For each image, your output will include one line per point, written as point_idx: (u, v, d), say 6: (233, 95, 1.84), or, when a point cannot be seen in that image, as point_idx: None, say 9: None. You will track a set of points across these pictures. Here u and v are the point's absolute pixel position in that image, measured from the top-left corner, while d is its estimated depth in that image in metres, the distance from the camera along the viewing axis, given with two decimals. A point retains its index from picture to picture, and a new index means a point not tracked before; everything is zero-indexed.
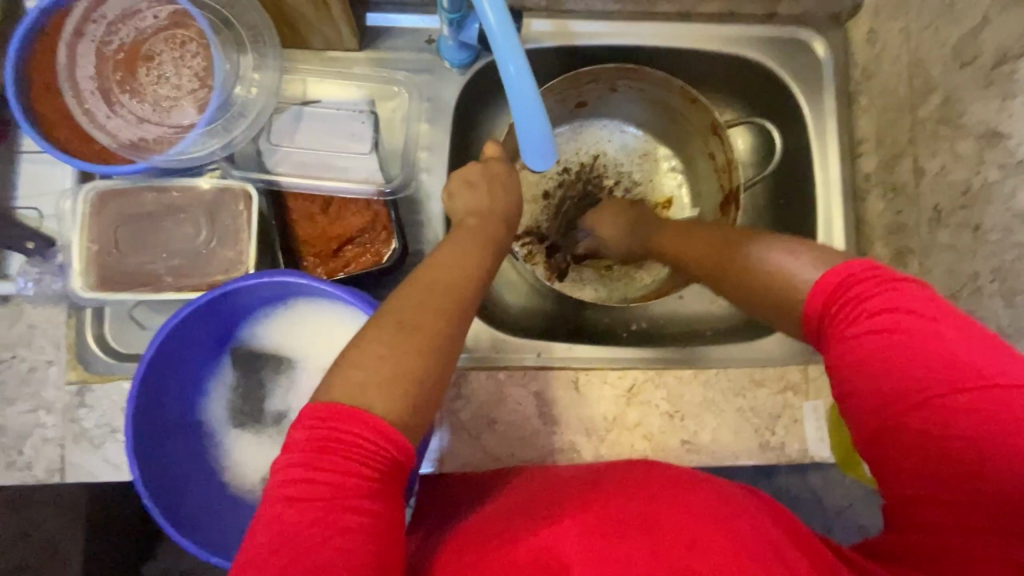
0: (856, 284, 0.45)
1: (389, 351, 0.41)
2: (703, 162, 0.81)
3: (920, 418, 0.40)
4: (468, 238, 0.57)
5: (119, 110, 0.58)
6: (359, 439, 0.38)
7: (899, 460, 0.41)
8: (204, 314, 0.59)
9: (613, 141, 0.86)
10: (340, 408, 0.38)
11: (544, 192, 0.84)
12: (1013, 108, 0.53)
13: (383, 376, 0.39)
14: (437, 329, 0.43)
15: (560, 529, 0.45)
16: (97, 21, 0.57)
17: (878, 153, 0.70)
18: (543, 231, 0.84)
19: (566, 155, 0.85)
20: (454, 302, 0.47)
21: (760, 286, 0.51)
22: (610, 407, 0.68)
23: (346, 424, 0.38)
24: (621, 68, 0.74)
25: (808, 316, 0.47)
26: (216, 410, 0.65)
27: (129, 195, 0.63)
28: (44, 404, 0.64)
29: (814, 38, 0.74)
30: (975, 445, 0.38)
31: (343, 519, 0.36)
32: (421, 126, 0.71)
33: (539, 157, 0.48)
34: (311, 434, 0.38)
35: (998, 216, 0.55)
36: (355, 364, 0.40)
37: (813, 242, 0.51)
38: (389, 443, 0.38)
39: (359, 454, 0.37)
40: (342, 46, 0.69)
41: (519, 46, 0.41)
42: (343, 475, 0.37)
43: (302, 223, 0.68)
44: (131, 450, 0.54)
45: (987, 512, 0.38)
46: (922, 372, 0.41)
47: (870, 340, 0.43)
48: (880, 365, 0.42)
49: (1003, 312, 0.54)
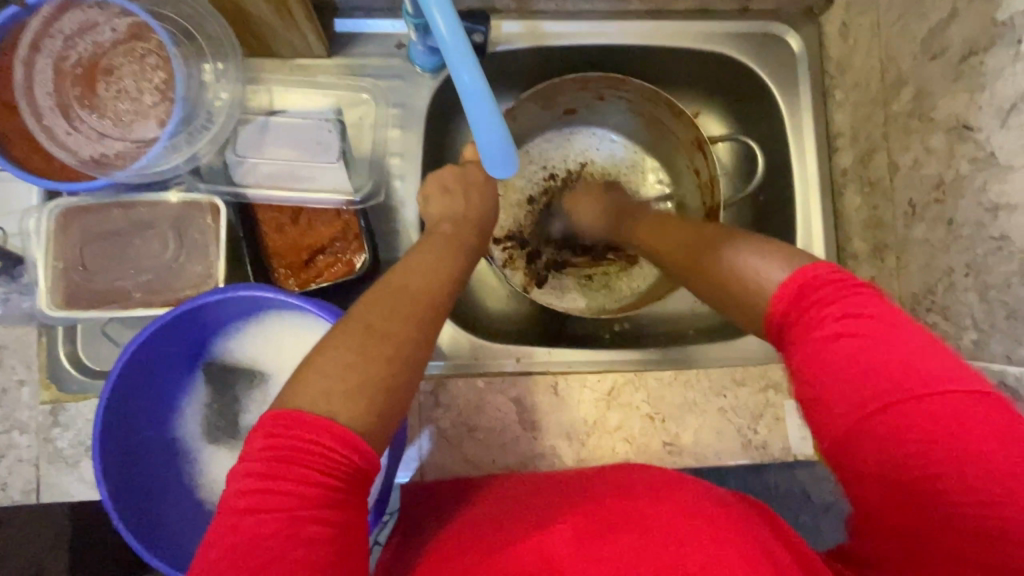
0: (820, 286, 0.44)
1: (355, 358, 0.40)
2: (688, 177, 0.81)
3: (892, 429, 0.38)
4: (446, 247, 0.56)
5: (79, 126, 0.57)
6: (318, 449, 0.36)
7: (868, 469, 0.39)
8: (172, 330, 0.58)
9: (600, 150, 0.85)
10: (300, 416, 0.37)
11: (529, 197, 0.83)
12: (982, 102, 0.53)
13: (345, 385, 0.38)
14: (406, 340, 0.42)
15: (551, 535, 0.45)
16: (54, 35, 0.56)
17: (853, 148, 0.69)
18: (525, 237, 0.83)
19: (550, 161, 0.85)
20: (426, 311, 0.46)
21: (731, 291, 0.50)
22: (590, 410, 0.67)
23: (303, 432, 0.37)
24: (607, 78, 0.74)
25: (772, 317, 0.46)
26: (190, 426, 0.64)
27: (95, 212, 0.62)
28: (17, 424, 0.63)
29: (788, 33, 0.73)
30: (950, 455, 0.37)
31: (308, 530, 0.35)
32: (391, 132, 0.70)
33: (502, 166, 0.48)
34: (271, 444, 0.36)
35: (970, 211, 0.54)
36: (321, 374, 0.39)
37: (781, 242, 0.50)
38: (353, 453, 0.37)
39: (323, 463, 0.36)
40: (309, 53, 0.68)
41: (472, 54, 0.41)
42: (305, 486, 0.36)
43: (272, 233, 0.68)
44: (99, 472, 0.53)
45: (968, 524, 0.37)
46: (892, 381, 0.39)
47: (836, 345, 0.41)
48: (844, 371, 0.40)
49: (978, 307, 0.53)
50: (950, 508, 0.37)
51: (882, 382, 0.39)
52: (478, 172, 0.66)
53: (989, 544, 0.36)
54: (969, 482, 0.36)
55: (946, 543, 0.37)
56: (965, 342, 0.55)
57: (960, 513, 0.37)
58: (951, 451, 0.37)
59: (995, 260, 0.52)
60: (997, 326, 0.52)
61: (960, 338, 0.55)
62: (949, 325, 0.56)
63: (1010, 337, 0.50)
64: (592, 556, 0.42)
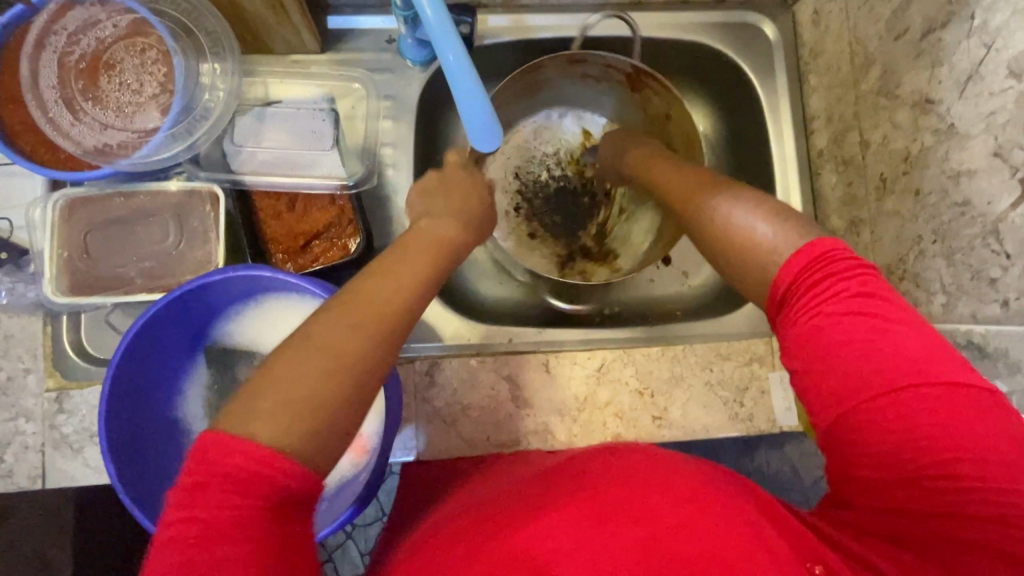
0: (839, 262, 0.45)
1: (325, 364, 0.35)
2: (581, 86, 0.82)
3: (896, 407, 0.40)
4: (421, 246, 0.51)
5: (83, 118, 0.59)
6: (238, 473, 0.32)
7: (872, 445, 0.41)
8: (176, 313, 0.61)
9: (522, 153, 0.86)
10: (226, 438, 0.33)
11: (531, 233, 0.85)
12: (941, 76, 0.55)
13: (308, 399, 0.34)
14: (378, 334, 0.38)
15: (547, 524, 0.43)
16: (58, 32, 0.58)
17: (828, 129, 0.72)
18: (568, 250, 0.85)
19: (505, 190, 0.85)
20: (404, 301, 0.42)
21: (728, 248, 0.52)
22: (580, 387, 0.69)
23: (229, 457, 0.32)
24: (499, 91, 0.75)
25: (788, 282, 0.46)
26: (192, 408, 0.67)
27: (99, 201, 0.65)
28: (23, 412, 0.65)
29: (763, 21, 0.76)
30: (947, 433, 0.40)
31: (221, 558, 0.32)
32: (383, 123, 0.73)
33: (487, 140, 0.51)
34: (192, 469, 0.32)
35: (935, 179, 0.56)
36: (279, 384, 0.34)
37: (766, 194, 0.52)
38: (279, 474, 0.33)
39: (247, 486, 0.32)
40: (302, 49, 0.71)
41: (457, 36, 0.44)
42: (224, 511, 0.32)
43: (270, 220, 0.70)
44: (105, 450, 0.55)
45: (960, 498, 0.39)
46: (902, 364, 0.41)
47: (844, 326, 0.43)
48: (855, 349, 0.42)
49: (945, 272, 0.56)
50: (944, 484, 0.40)
51: (897, 363, 0.41)
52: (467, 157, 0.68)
53: (976, 519, 0.39)
54: (959, 457, 0.39)
55: (939, 518, 0.40)
56: (935, 306, 0.57)
57: (956, 493, 0.39)
58: (948, 430, 0.40)
59: (959, 225, 0.54)
60: (964, 289, 0.54)
61: (931, 303, 0.58)
62: (920, 291, 0.59)
63: (975, 297, 0.53)
64: (595, 541, 0.41)
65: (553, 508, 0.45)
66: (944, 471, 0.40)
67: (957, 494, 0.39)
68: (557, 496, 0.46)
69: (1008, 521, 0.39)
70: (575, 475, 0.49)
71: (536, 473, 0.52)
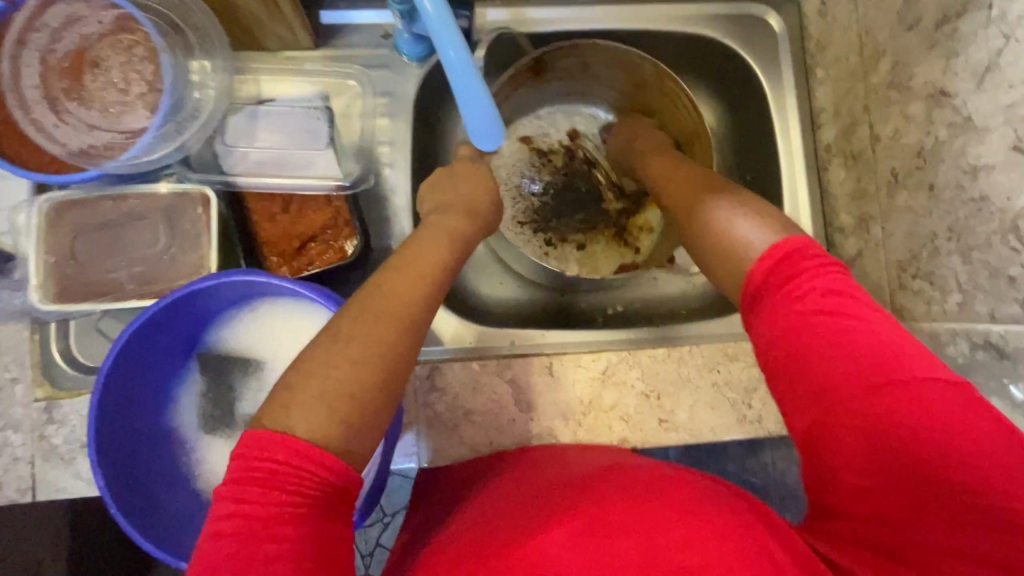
0: (804, 261, 0.45)
1: (359, 353, 0.38)
2: (538, 83, 0.80)
3: (872, 408, 0.39)
4: (440, 235, 0.52)
5: (67, 118, 0.57)
6: (276, 467, 0.34)
7: (852, 450, 0.40)
8: (167, 319, 0.58)
9: (512, 176, 0.83)
10: (265, 436, 0.35)
11: (579, 245, 0.83)
12: (956, 67, 0.54)
13: (348, 386, 0.36)
14: (404, 323, 0.41)
15: (544, 539, 0.43)
16: (40, 29, 0.56)
17: (836, 123, 0.70)
18: (619, 228, 0.83)
19: (523, 221, 0.82)
20: (425, 292, 0.44)
21: (710, 247, 0.51)
22: (585, 390, 0.68)
23: (268, 454, 0.34)
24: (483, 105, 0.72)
25: (753, 280, 0.46)
26: (186, 417, 0.64)
27: (86, 205, 0.62)
28: (11, 422, 0.62)
29: (768, 13, 0.74)
30: (928, 434, 0.38)
31: (263, 553, 0.33)
32: (380, 121, 0.71)
33: (488, 139, 0.49)
34: (236, 465, 0.34)
35: (950, 174, 0.55)
36: (317, 376, 0.36)
37: (757, 197, 0.52)
38: (318, 467, 0.35)
39: (284, 481, 0.34)
40: (295, 44, 0.69)
41: (457, 30, 0.42)
42: (264, 505, 0.34)
43: (263, 223, 0.68)
44: (95, 463, 0.53)
45: (943, 501, 0.38)
46: (875, 364, 0.40)
47: (818, 325, 0.42)
48: (827, 350, 0.41)
49: (961, 269, 0.54)
50: (926, 488, 0.38)
51: (869, 364, 0.40)
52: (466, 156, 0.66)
53: (961, 523, 0.38)
54: (936, 457, 0.38)
55: (923, 523, 0.38)
56: (950, 305, 0.56)
57: (935, 493, 0.38)
58: (929, 432, 0.38)
59: (976, 221, 0.52)
60: (982, 287, 0.52)
61: (946, 301, 0.56)
62: (935, 289, 0.57)
63: (993, 296, 0.52)
64: (598, 559, 0.41)
65: (551, 520, 0.45)
66: (925, 473, 0.38)
67: (940, 498, 0.38)
68: (552, 509, 0.46)
69: (995, 526, 0.37)
70: (574, 487, 0.48)
71: (540, 484, 0.51)
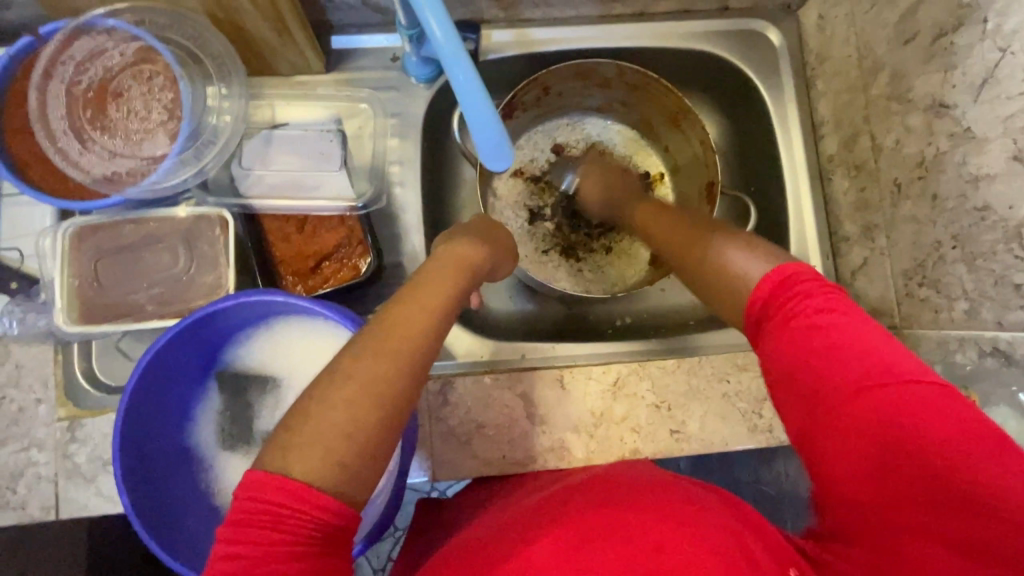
0: (798, 284, 0.46)
1: (355, 393, 0.38)
2: (522, 118, 0.82)
3: (861, 412, 0.40)
4: (448, 270, 0.53)
5: (91, 146, 0.60)
6: (275, 512, 0.35)
7: (845, 457, 0.40)
8: (186, 341, 0.60)
9: (514, 204, 0.84)
10: (266, 480, 0.35)
11: (606, 246, 0.85)
12: (955, 80, 0.55)
13: (343, 426, 0.37)
14: (401, 359, 0.41)
15: (536, 551, 0.42)
16: (66, 62, 0.59)
17: (837, 134, 0.71)
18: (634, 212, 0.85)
19: (542, 242, 0.84)
20: (428, 324, 0.44)
21: (714, 286, 0.53)
22: (596, 402, 0.68)
23: (266, 496, 0.35)
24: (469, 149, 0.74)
25: (753, 305, 0.48)
26: (205, 435, 0.66)
27: (108, 229, 0.65)
28: (35, 442, 0.64)
29: (766, 28, 0.76)
30: (919, 438, 0.39)
31: None
32: (390, 141, 0.73)
33: (500, 160, 0.51)
34: (237, 507, 0.35)
35: (952, 184, 0.56)
36: (317, 416, 0.37)
37: (758, 238, 0.54)
38: (316, 510, 0.35)
39: (282, 524, 0.35)
40: (307, 70, 0.71)
41: (466, 53, 0.43)
42: (264, 546, 0.34)
43: (278, 242, 0.70)
44: (120, 481, 0.54)
45: (931, 499, 0.38)
46: (864, 368, 0.41)
47: (810, 341, 0.43)
48: (818, 359, 0.42)
49: (967, 278, 0.55)
50: (911, 486, 0.39)
51: (861, 369, 0.41)
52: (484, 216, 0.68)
53: (951, 517, 0.38)
54: (929, 456, 0.38)
55: (916, 516, 0.39)
56: (957, 312, 0.56)
57: (930, 488, 0.38)
58: (918, 435, 0.39)
59: (979, 230, 0.53)
60: (987, 294, 0.53)
61: (953, 309, 0.57)
62: (942, 297, 0.58)
63: (999, 303, 0.52)
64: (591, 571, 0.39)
65: (542, 530, 0.43)
66: (916, 475, 0.39)
67: (926, 495, 0.38)
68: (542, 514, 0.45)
69: (979, 513, 0.37)
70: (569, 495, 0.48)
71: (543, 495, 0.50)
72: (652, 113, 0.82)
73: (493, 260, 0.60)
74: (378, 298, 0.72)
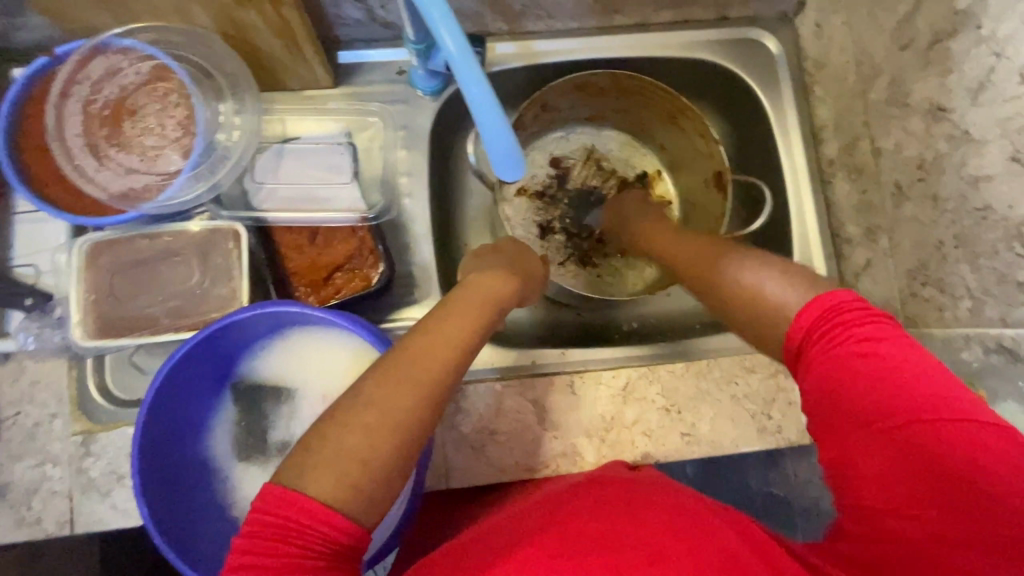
0: (845, 311, 0.46)
1: (373, 419, 0.39)
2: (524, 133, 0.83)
3: (908, 438, 0.41)
4: (474, 300, 0.54)
5: (108, 163, 0.61)
6: (293, 524, 0.35)
7: (881, 470, 0.42)
8: (202, 352, 0.60)
9: (521, 219, 0.86)
10: (281, 494, 0.36)
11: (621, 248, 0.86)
12: (952, 84, 0.56)
13: (358, 451, 0.38)
14: (421, 382, 0.42)
15: (522, 556, 0.42)
16: (82, 82, 0.60)
17: (838, 138, 0.73)
18: None
19: (555, 249, 0.86)
20: (450, 336, 0.47)
21: (751, 316, 0.52)
22: (607, 407, 0.69)
23: (278, 510, 0.36)
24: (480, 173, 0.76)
25: (794, 334, 0.48)
26: (220, 447, 0.66)
27: (123, 243, 0.66)
28: (50, 457, 0.64)
29: (764, 36, 0.78)
30: (956, 459, 0.40)
31: None
32: (399, 153, 0.74)
33: (511, 168, 0.50)
34: (251, 518, 0.36)
35: (953, 185, 0.57)
36: (336, 437, 0.38)
37: (786, 263, 0.53)
38: (325, 524, 0.36)
39: (293, 536, 0.35)
40: (317, 85, 0.72)
41: (480, 69, 0.42)
42: (279, 560, 0.35)
43: (291, 254, 0.70)
44: (139, 493, 0.55)
45: (970, 527, 0.39)
46: (909, 399, 0.41)
47: (859, 363, 0.43)
48: (864, 384, 0.43)
49: (970, 276, 0.56)
50: (943, 512, 0.40)
51: (908, 399, 0.41)
52: (506, 241, 0.70)
53: (979, 543, 0.39)
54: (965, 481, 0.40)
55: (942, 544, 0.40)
56: (962, 310, 0.57)
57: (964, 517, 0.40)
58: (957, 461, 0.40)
59: (980, 229, 0.54)
60: (991, 292, 0.54)
61: (957, 307, 0.58)
62: (946, 296, 0.59)
63: (1004, 301, 0.53)
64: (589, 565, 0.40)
65: (527, 535, 0.43)
66: (950, 488, 0.40)
67: (956, 518, 0.40)
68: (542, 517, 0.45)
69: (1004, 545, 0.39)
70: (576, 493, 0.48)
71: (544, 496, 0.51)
72: (648, 117, 0.83)
73: (519, 291, 0.61)
74: (389, 308, 0.72)
